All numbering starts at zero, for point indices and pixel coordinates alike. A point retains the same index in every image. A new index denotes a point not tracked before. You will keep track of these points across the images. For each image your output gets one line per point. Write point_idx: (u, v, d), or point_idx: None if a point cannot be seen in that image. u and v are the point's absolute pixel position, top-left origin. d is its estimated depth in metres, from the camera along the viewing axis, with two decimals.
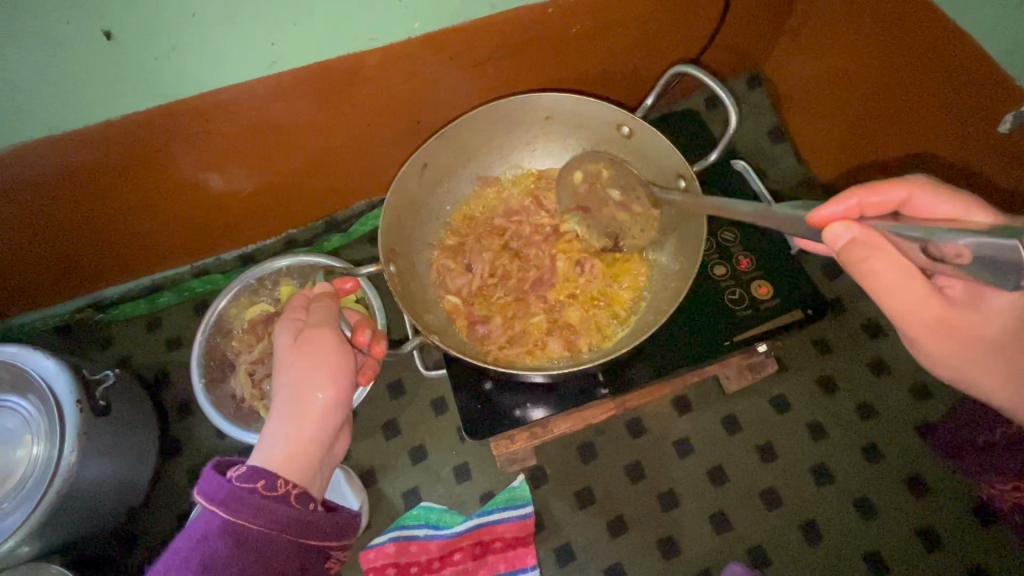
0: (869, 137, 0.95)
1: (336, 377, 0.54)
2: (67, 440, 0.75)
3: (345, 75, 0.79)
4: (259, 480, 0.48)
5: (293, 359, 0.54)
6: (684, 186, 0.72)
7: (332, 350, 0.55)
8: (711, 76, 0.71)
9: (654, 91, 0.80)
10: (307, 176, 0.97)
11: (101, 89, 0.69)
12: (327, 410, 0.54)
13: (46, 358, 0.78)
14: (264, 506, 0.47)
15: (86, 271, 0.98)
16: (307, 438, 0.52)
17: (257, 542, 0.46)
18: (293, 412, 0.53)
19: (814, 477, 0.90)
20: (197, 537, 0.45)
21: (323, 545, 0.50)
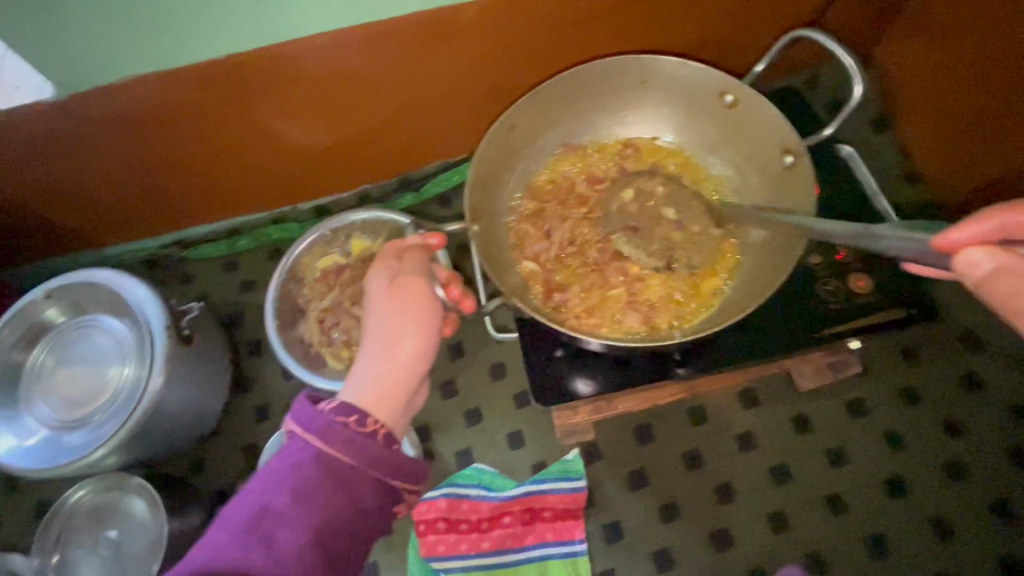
0: (987, 140, 0.86)
1: (426, 324, 0.55)
2: (156, 362, 0.80)
3: (438, 28, 0.78)
4: (351, 415, 0.49)
5: (387, 303, 0.55)
6: (791, 162, 0.68)
7: (424, 298, 0.56)
8: (836, 41, 0.69)
9: (765, 59, 0.75)
10: (387, 132, 0.97)
11: (208, 28, 0.70)
12: (415, 356, 0.54)
13: (139, 286, 0.83)
14: (354, 441, 0.47)
15: (174, 208, 1.02)
16: (395, 380, 0.52)
17: (347, 475, 0.46)
18: (384, 355, 0.53)
19: (888, 489, 0.84)
20: (290, 462, 0.46)
21: (406, 491, 0.50)
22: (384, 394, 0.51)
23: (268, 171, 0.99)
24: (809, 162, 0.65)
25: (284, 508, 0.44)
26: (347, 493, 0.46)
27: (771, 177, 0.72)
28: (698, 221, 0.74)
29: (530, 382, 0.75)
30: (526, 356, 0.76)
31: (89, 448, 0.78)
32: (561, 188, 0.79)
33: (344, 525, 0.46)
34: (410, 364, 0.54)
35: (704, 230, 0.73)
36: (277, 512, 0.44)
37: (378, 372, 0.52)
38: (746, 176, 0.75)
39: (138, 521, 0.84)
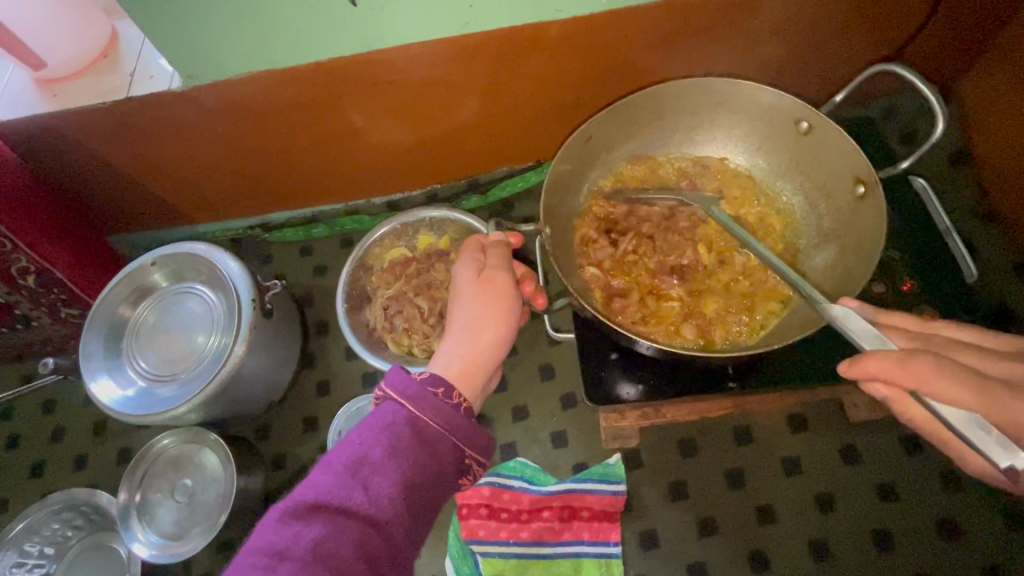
0: None
1: (506, 317, 0.60)
2: (240, 330, 0.88)
3: (524, 42, 0.83)
4: (438, 388, 0.54)
5: (473, 291, 0.60)
6: (863, 192, 0.69)
7: (507, 292, 0.61)
8: (919, 76, 0.70)
9: (847, 88, 0.77)
10: (462, 137, 1.04)
11: (320, 32, 0.78)
12: (494, 344, 0.59)
13: (233, 260, 0.92)
14: (441, 409, 0.52)
15: (264, 193, 1.12)
16: (474, 363, 0.58)
17: (433, 440, 0.51)
18: (466, 338, 0.59)
19: (939, 530, 0.82)
20: (385, 422, 0.51)
21: (478, 462, 0.54)
22: (466, 374, 0.57)
23: (352, 165, 1.08)
24: (880, 192, 0.66)
25: (380, 461, 0.49)
26: (431, 456, 0.51)
27: (839, 204, 0.73)
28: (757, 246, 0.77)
29: (583, 383, 0.78)
30: (581, 357, 0.79)
31: (176, 402, 0.87)
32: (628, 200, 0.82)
33: (428, 484, 0.50)
34: (489, 351, 0.59)
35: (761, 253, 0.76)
36: (373, 463, 0.49)
37: (462, 354, 0.58)
38: (816, 201, 0.76)
39: (209, 473, 0.93)
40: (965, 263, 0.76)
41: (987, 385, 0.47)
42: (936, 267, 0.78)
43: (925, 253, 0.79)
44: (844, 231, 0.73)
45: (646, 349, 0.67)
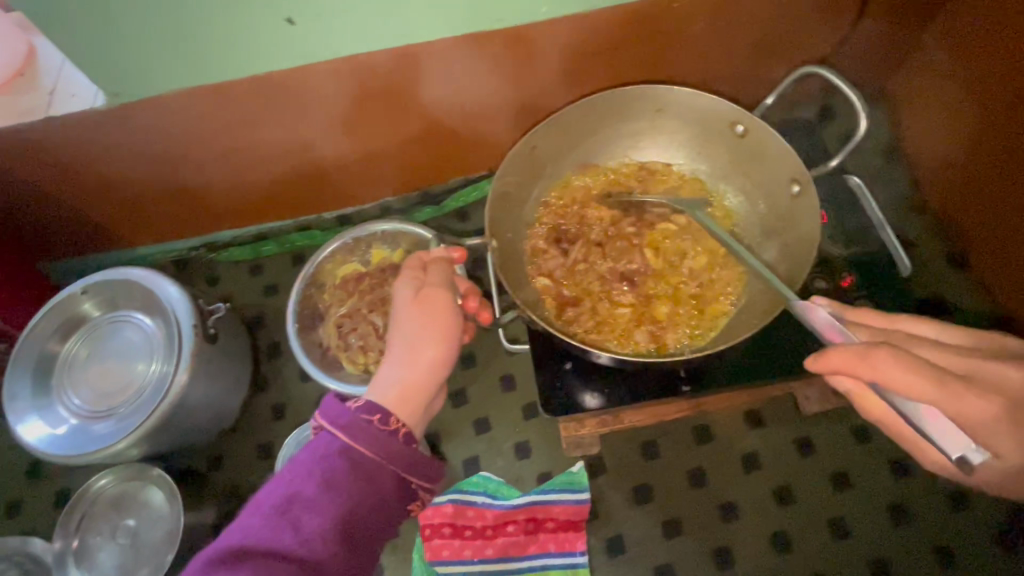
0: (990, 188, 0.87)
1: (448, 334, 0.58)
2: (183, 358, 0.84)
3: (467, 52, 0.82)
4: (375, 414, 0.52)
5: (411, 311, 0.58)
6: (797, 190, 0.72)
7: (448, 308, 0.59)
8: (843, 79, 0.75)
9: (775, 91, 0.83)
10: (410, 148, 1.02)
11: (251, 45, 0.76)
12: (436, 363, 0.57)
13: (171, 284, 0.87)
14: (378, 437, 0.51)
15: (206, 212, 1.07)
16: (415, 385, 0.56)
17: (371, 470, 0.49)
18: (406, 360, 0.57)
19: (891, 515, 0.85)
20: (318, 454, 0.49)
21: (424, 488, 0.53)
22: (404, 398, 0.55)
23: (298, 181, 1.04)
24: (814, 190, 0.69)
25: (313, 497, 0.47)
26: (371, 487, 0.49)
27: (778, 204, 0.75)
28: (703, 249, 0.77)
29: (539, 395, 0.76)
30: (536, 368, 0.78)
31: (115, 437, 0.82)
32: (576, 208, 0.82)
33: (367, 516, 0.48)
34: (431, 372, 0.57)
35: (708, 256, 0.76)
36: (306, 500, 0.47)
37: (402, 377, 0.56)
38: (756, 202, 0.78)
39: (155, 511, 0.88)
40: (897, 258, 0.80)
41: (936, 382, 0.48)
42: (872, 263, 0.81)
43: (863, 250, 0.82)
44: (784, 230, 0.74)
45: (604, 360, 0.67)
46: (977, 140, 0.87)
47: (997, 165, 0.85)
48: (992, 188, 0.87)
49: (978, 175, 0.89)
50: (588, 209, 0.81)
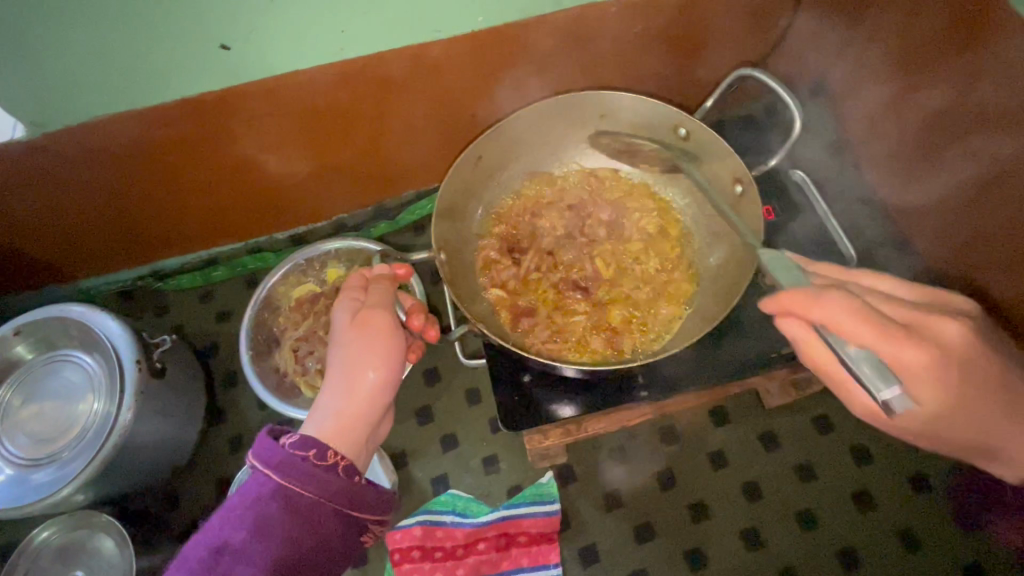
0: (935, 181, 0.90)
1: (388, 359, 0.58)
2: (125, 398, 0.80)
3: (407, 65, 0.81)
4: (310, 448, 0.53)
5: (350, 337, 0.58)
6: (740, 191, 0.72)
7: (388, 332, 0.59)
8: (778, 81, 0.76)
9: (716, 92, 0.84)
10: (360, 164, 0.99)
11: (179, 67, 0.73)
12: (377, 389, 0.58)
13: (111, 320, 0.83)
14: (312, 474, 0.52)
15: (149, 240, 1.03)
16: (354, 414, 0.57)
17: (306, 507, 0.51)
18: (345, 389, 0.57)
19: (855, 502, 0.86)
20: (252, 497, 0.50)
21: (365, 518, 0.54)
22: (343, 429, 0.56)
23: (245, 203, 1.01)
24: (755, 190, 0.69)
25: (247, 541, 0.49)
26: (306, 524, 0.51)
27: (723, 205, 0.75)
28: (652, 253, 0.78)
29: (498, 408, 0.75)
30: (493, 381, 0.77)
31: (57, 485, 0.77)
32: (525, 218, 0.82)
33: (306, 552, 0.51)
34: (371, 397, 0.58)
35: (657, 260, 0.77)
36: (240, 545, 0.49)
37: (340, 408, 0.57)
38: (701, 201, 0.79)
39: (106, 560, 0.83)
40: (846, 248, 0.81)
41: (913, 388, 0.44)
42: (819, 255, 0.82)
43: (809, 243, 0.83)
44: (729, 229, 0.75)
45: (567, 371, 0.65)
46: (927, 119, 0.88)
47: (948, 143, 0.86)
48: (939, 171, 0.88)
49: (927, 152, 0.90)
50: (539, 218, 0.81)
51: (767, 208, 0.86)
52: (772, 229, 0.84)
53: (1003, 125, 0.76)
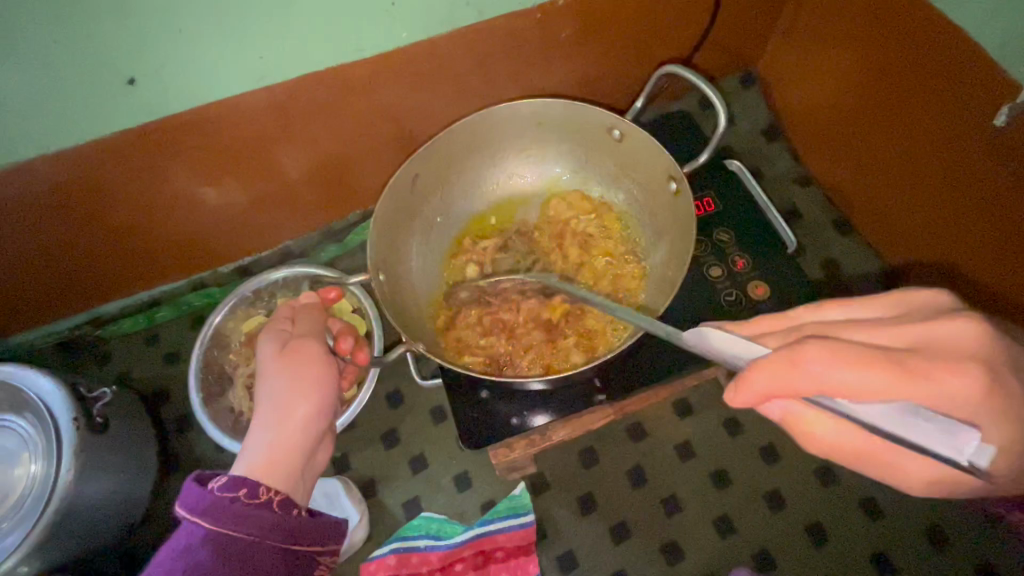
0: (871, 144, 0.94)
1: (319, 387, 0.63)
2: (65, 457, 0.75)
3: (335, 87, 0.80)
4: (241, 488, 0.54)
5: (277, 369, 0.62)
6: (676, 186, 0.73)
7: (318, 362, 0.63)
8: (703, 79, 0.75)
9: (642, 95, 0.85)
10: (302, 188, 0.97)
11: (90, 105, 0.69)
12: (308, 419, 0.61)
13: (42, 377, 0.78)
14: (245, 514, 0.52)
15: (81, 289, 0.96)
16: (286, 447, 0.59)
17: (239, 549, 0.51)
18: (276, 422, 0.60)
19: (820, 478, 0.88)
20: (182, 547, 0.50)
21: (308, 550, 0.56)
22: (275, 462, 0.58)
23: (182, 242, 0.96)
24: (688, 190, 0.70)
25: None
26: (242, 564, 0.51)
27: (662, 200, 0.77)
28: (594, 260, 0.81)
29: (458, 429, 0.76)
30: (450, 403, 0.78)
31: None
32: (467, 235, 0.85)
33: None
34: (302, 428, 0.61)
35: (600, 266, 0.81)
36: None
37: (271, 441, 0.59)
38: (643, 203, 0.81)
39: None
40: (782, 235, 0.84)
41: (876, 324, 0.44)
42: (762, 243, 0.84)
43: (751, 231, 0.86)
44: (669, 229, 0.77)
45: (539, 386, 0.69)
46: (862, 84, 0.91)
47: (881, 109, 0.90)
48: (877, 137, 0.92)
49: (862, 124, 0.94)
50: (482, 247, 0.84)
51: (707, 200, 0.87)
52: (713, 221, 0.86)
53: (930, 94, 0.81)
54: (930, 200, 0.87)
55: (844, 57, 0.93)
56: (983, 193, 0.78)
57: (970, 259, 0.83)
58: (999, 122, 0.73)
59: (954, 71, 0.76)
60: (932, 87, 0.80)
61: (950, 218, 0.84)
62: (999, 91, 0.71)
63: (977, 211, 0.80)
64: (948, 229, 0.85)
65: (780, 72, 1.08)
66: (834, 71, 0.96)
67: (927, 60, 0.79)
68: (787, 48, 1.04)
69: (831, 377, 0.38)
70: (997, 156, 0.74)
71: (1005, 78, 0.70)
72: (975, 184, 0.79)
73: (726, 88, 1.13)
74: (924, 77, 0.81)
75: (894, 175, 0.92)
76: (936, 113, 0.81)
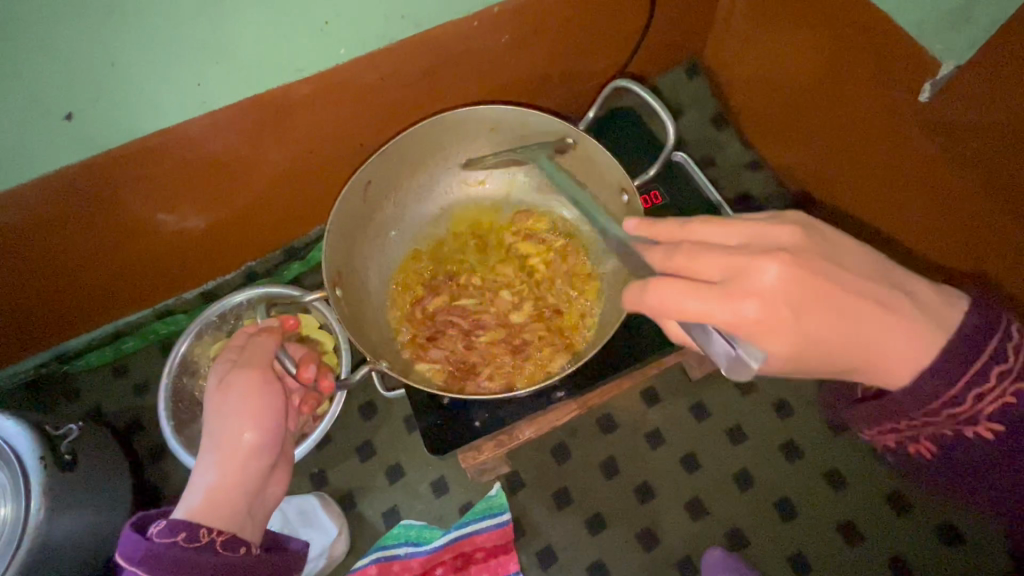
0: (812, 126, 0.97)
1: (260, 417, 0.66)
2: (33, 499, 0.76)
3: (279, 107, 0.80)
4: (180, 532, 0.56)
5: (217, 407, 0.66)
6: (627, 199, 0.78)
7: (256, 392, 0.67)
8: (654, 98, 0.79)
9: (598, 104, 0.87)
10: (259, 209, 0.97)
11: (29, 146, 0.69)
12: (249, 451, 0.66)
13: (6, 420, 0.78)
14: (183, 560, 0.54)
15: (43, 328, 0.95)
16: (228, 485, 0.63)
17: None
18: (221, 458, 0.64)
19: (785, 455, 0.91)
20: None
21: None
22: (220, 500, 0.62)
23: (141, 271, 0.95)
24: (639, 203, 0.75)
25: None
26: None
27: (610, 206, 0.82)
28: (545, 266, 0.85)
29: (423, 436, 0.78)
30: (416, 414, 0.79)
31: None
32: (425, 240, 0.88)
33: None
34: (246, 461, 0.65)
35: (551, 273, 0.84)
36: None
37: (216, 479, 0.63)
38: (590, 208, 0.85)
39: None
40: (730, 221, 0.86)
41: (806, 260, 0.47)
42: None
43: (699, 221, 0.88)
44: None
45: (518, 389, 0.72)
46: (799, 69, 0.94)
47: (818, 92, 0.93)
48: (817, 119, 0.95)
49: (806, 108, 0.97)
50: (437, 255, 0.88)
51: (654, 193, 0.90)
52: (660, 212, 0.89)
53: (861, 74, 0.83)
54: (872, 176, 0.90)
55: (778, 44, 0.96)
56: (920, 167, 0.81)
57: (919, 229, 0.86)
58: (925, 99, 0.76)
59: (881, 53, 0.79)
60: (862, 68, 0.83)
61: (895, 193, 0.87)
62: (922, 69, 0.74)
63: (917, 185, 0.83)
64: (895, 203, 0.88)
65: (724, 61, 1.10)
66: (771, 56, 0.99)
67: (857, 42, 0.81)
68: (728, 37, 1.07)
69: (682, 304, 0.46)
70: (927, 132, 0.77)
71: (926, 56, 0.73)
72: (911, 159, 0.82)
73: (674, 79, 1.15)
74: (852, 58, 0.84)
75: (837, 154, 0.95)
76: (868, 93, 0.84)
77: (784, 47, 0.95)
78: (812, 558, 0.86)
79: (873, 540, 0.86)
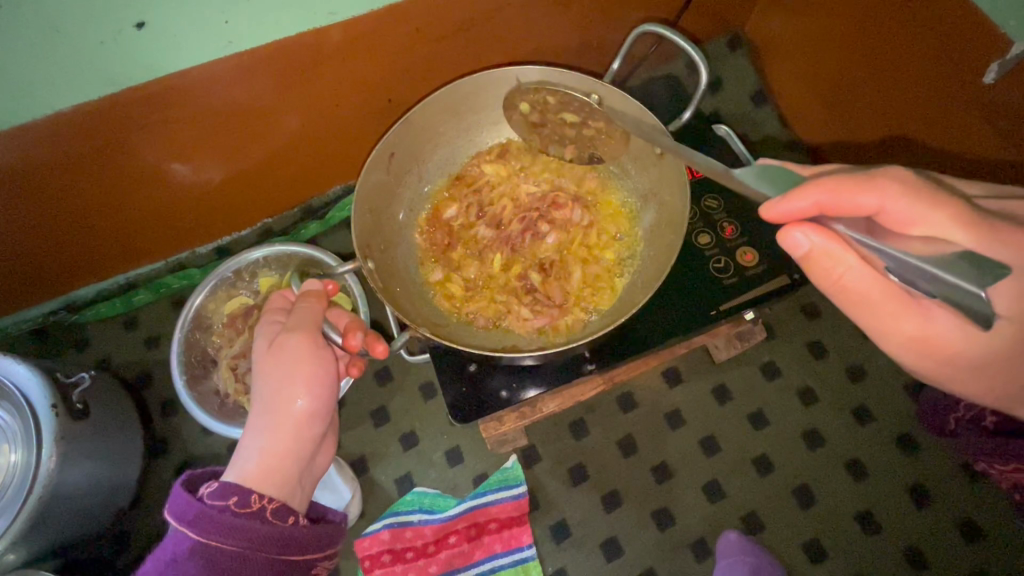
0: (857, 105, 0.93)
1: (315, 383, 0.63)
2: (44, 446, 0.73)
3: (308, 53, 0.75)
4: (231, 497, 0.56)
5: (269, 370, 0.63)
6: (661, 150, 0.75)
7: (309, 358, 0.63)
8: (685, 38, 0.74)
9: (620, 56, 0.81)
10: (278, 161, 0.93)
11: (46, 80, 0.64)
12: (302, 418, 0.63)
13: (18, 364, 0.75)
14: (233, 524, 0.54)
15: (53, 274, 0.92)
16: (280, 452, 0.61)
17: (229, 561, 0.53)
18: (274, 425, 0.62)
19: (807, 442, 0.90)
20: (172, 558, 0.52)
21: (304, 557, 0.58)
22: (270, 468, 0.60)
23: (156, 219, 0.92)
24: None
25: None
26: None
27: (648, 165, 0.80)
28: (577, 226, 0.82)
29: (449, 404, 0.78)
30: (443, 380, 0.78)
31: None
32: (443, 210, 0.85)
33: None
34: (297, 430, 0.63)
35: (586, 237, 0.82)
36: None
37: (266, 447, 0.61)
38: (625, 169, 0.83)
39: None
40: None
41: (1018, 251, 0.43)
42: (752, 209, 0.85)
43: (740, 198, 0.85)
44: (658, 191, 0.80)
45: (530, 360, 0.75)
46: (849, 41, 0.89)
47: (866, 68, 0.88)
48: (866, 97, 0.91)
49: (857, 90, 0.92)
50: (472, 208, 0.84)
51: (695, 166, 0.88)
52: (701, 187, 0.86)
53: (922, 50, 0.78)
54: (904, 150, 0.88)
55: (831, 14, 0.91)
56: (962, 155, 0.79)
57: None
58: (988, 81, 0.71)
59: (941, 27, 0.74)
60: (919, 43, 0.78)
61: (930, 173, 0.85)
62: (991, 49, 0.69)
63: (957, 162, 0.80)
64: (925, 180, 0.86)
65: (768, 34, 1.06)
66: (824, 27, 0.93)
67: (921, 21, 0.76)
68: (774, 9, 1.02)
69: (892, 207, 0.44)
70: (989, 115, 0.73)
71: (997, 34, 0.68)
72: (956, 135, 0.79)
73: (713, 52, 1.11)
74: (909, 32, 0.79)
75: (873, 130, 0.92)
76: (924, 72, 0.79)
77: (837, 18, 0.90)
78: (827, 546, 0.85)
79: (890, 532, 0.85)
